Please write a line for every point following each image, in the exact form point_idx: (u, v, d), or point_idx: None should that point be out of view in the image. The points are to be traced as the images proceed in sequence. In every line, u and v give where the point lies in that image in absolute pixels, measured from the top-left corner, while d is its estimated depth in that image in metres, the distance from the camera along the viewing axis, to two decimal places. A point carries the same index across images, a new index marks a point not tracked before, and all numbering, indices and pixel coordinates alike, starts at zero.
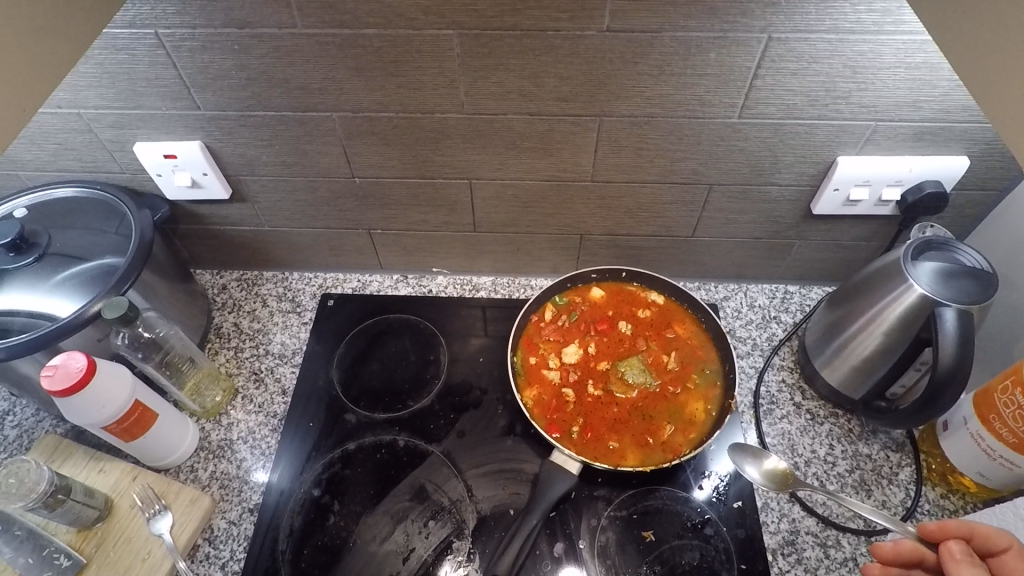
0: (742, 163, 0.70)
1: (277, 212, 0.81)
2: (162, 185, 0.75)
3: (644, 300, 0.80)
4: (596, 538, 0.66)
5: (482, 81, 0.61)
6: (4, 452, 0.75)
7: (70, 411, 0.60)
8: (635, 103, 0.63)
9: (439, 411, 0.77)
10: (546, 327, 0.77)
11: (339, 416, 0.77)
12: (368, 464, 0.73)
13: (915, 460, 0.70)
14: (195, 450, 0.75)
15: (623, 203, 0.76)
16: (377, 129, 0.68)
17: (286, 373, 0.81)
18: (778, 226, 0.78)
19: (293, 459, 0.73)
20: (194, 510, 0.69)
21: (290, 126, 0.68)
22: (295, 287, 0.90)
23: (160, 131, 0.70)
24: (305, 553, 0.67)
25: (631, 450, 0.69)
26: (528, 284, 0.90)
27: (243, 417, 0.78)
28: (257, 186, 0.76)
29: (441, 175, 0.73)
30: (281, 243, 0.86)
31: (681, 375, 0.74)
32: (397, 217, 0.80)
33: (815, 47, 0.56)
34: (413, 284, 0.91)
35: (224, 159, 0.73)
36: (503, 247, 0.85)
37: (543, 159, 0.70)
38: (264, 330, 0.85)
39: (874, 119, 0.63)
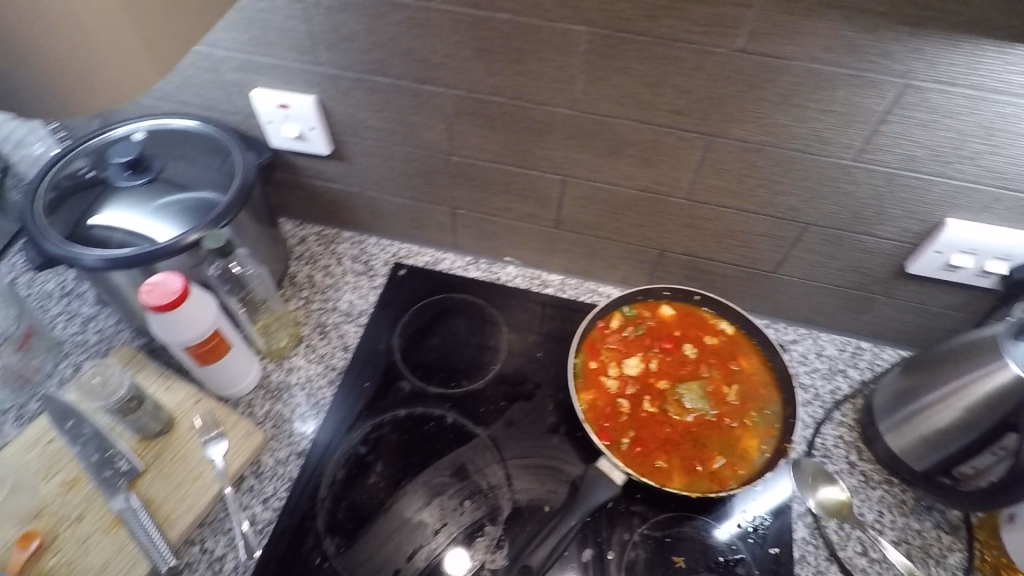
0: (843, 208, 0.68)
1: (369, 176, 0.83)
2: (268, 132, 0.78)
3: (712, 327, 0.78)
4: (625, 552, 0.66)
5: (600, 82, 0.62)
6: (84, 353, 0.80)
7: (159, 328, 0.63)
8: (749, 128, 0.62)
9: (491, 396, 0.78)
10: (610, 336, 0.77)
11: (394, 382, 0.78)
12: (416, 434, 0.74)
13: (968, 547, 0.67)
14: (256, 386, 0.78)
15: (712, 227, 0.75)
16: (485, 112, 0.69)
17: (349, 331, 0.83)
18: (867, 278, 0.76)
19: (345, 414, 0.76)
20: (247, 444, 0.72)
21: (403, 96, 0.70)
22: (370, 251, 0.91)
23: (280, 80, 0.72)
24: (343, 505, 0.69)
25: (677, 473, 0.68)
26: (596, 290, 0.89)
27: (303, 364, 0.80)
28: (358, 148, 0.78)
29: (537, 166, 0.74)
30: (365, 206, 0.88)
31: (739, 409, 0.72)
32: (483, 201, 0.81)
33: (951, 101, 0.54)
34: (483, 269, 0.91)
35: (334, 117, 0.75)
36: (579, 249, 0.85)
37: (642, 169, 0.70)
38: (334, 286, 0.88)
39: (996, 185, 0.60)
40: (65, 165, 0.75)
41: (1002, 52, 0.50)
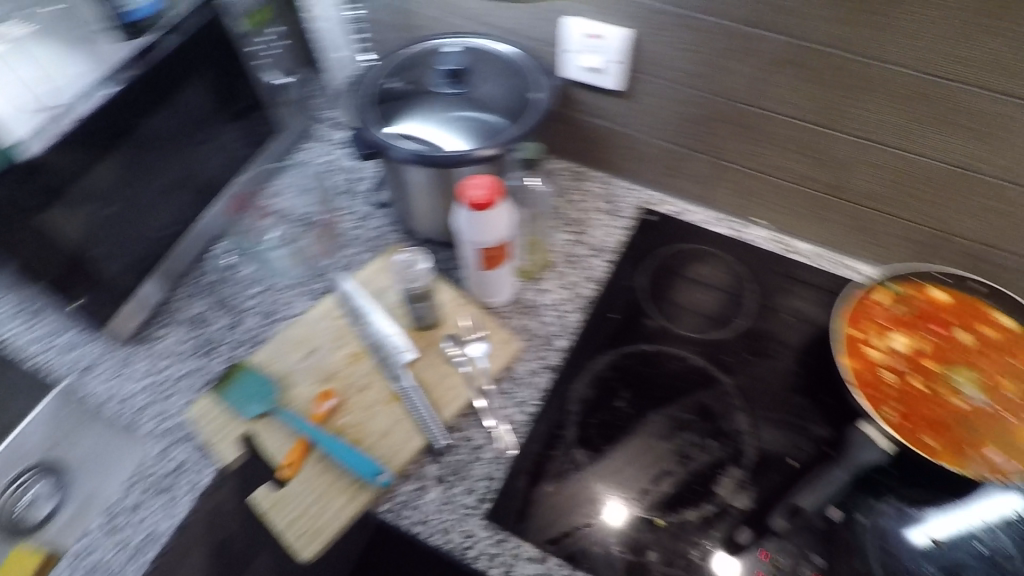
0: None
1: (643, 118, 0.83)
2: (566, 62, 0.81)
3: (990, 319, 0.73)
4: (875, 519, 0.65)
5: (960, 44, 0.59)
6: (361, 246, 0.89)
7: (468, 225, 0.69)
8: None
9: (734, 346, 0.79)
10: (877, 310, 0.74)
11: (638, 318, 0.81)
12: (659, 368, 0.77)
13: None
14: (511, 301, 0.83)
15: (1018, 215, 0.70)
16: (806, 63, 0.67)
17: (596, 265, 0.86)
18: None
19: (590, 339, 0.80)
20: (504, 350, 0.78)
21: (722, 38, 0.69)
22: (619, 194, 0.93)
23: (599, 11, 0.75)
24: (592, 422, 0.73)
25: (947, 454, 0.65)
26: (849, 266, 0.85)
27: (555, 288, 0.84)
28: (648, 87, 0.79)
29: (838, 127, 0.71)
30: (628, 148, 0.89)
31: (1020, 407, 0.67)
32: (759, 156, 0.80)
33: None
34: (730, 226, 0.89)
35: (635, 54, 0.76)
36: (847, 220, 0.81)
37: (964, 143, 0.66)
38: (584, 221, 0.90)
39: None
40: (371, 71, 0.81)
41: None
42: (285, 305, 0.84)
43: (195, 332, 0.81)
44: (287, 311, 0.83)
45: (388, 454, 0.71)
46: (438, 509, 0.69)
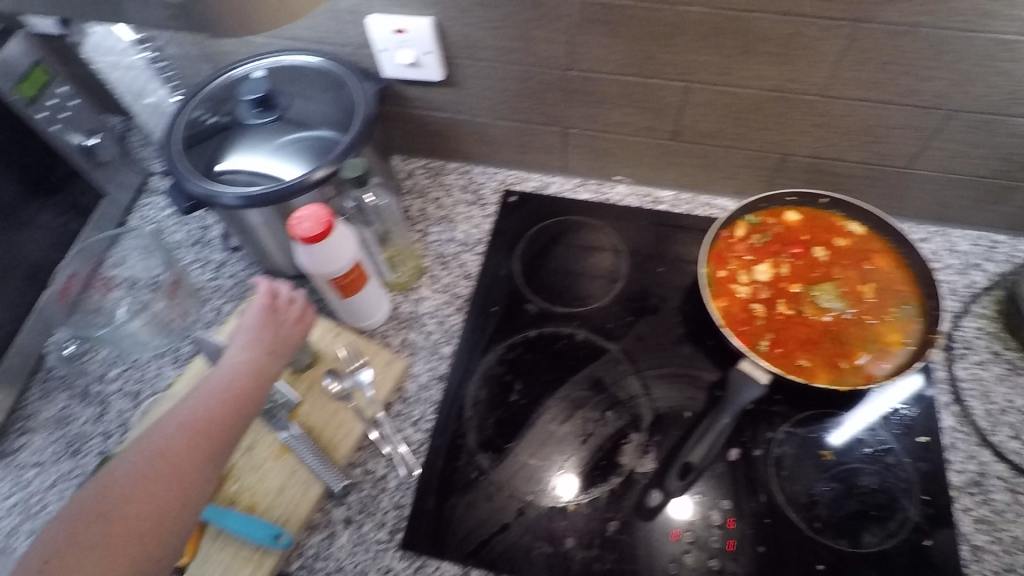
0: (998, 90, 0.64)
1: (479, 101, 0.81)
2: (382, 61, 0.76)
3: (842, 229, 0.76)
4: (772, 449, 0.69)
5: None
6: (224, 296, 0.84)
7: (308, 260, 0.66)
8: (902, 9, 0.59)
9: (617, 312, 0.79)
10: (737, 244, 0.76)
11: (520, 305, 0.80)
12: (548, 352, 0.76)
13: None
14: (387, 318, 0.81)
15: (843, 124, 0.72)
16: (609, 19, 0.66)
17: (469, 260, 0.84)
18: (1011, 165, 0.71)
19: (475, 341, 0.78)
20: (390, 371, 0.75)
21: (524, 9, 0.67)
22: (478, 180, 0.90)
23: (396, 4, 0.70)
24: (491, 422, 0.72)
25: (821, 371, 0.68)
26: (710, 204, 0.87)
27: (430, 294, 0.82)
28: (471, 69, 0.76)
29: (660, 74, 0.71)
30: (474, 134, 0.86)
31: (878, 307, 0.71)
32: (597, 117, 0.79)
33: None
34: (592, 189, 0.89)
35: (448, 40, 0.73)
36: (695, 160, 0.82)
37: (774, 67, 0.67)
38: (449, 217, 0.87)
39: None
40: (184, 113, 0.76)
41: None
42: (151, 379, 0.78)
43: (57, 433, 0.75)
44: (155, 385, 0.78)
45: (286, 514, 0.67)
46: (351, 552, 0.67)
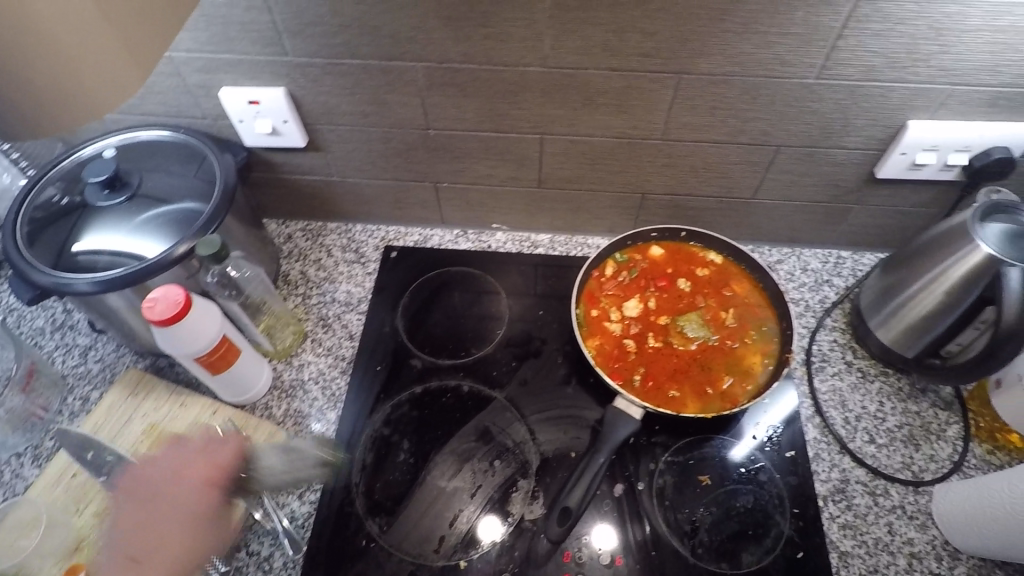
0: (812, 126, 0.70)
1: (347, 163, 0.81)
2: (241, 132, 0.76)
3: (702, 260, 0.81)
4: (654, 480, 0.71)
5: (568, 35, 0.63)
6: (89, 384, 0.79)
7: (168, 342, 0.64)
8: (715, 61, 0.64)
9: (501, 359, 0.80)
10: (607, 282, 0.80)
11: (405, 362, 0.80)
12: (435, 407, 0.76)
13: (963, 418, 0.73)
14: (270, 388, 0.78)
15: (689, 163, 0.77)
16: (457, 81, 0.69)
17: (352, 320, 0.83)
18: (840, 190, 0.78)
19: (361, 403, 0.77)
20: (272, 444, 0.72)
21: (374, 76, 0.69)
22: (358, 239, 0.90)
23: (246, 76, 0.70)
24: (379, 487, 0.71)
25: (690, 399, 0.72)
26: (585, 243, 0.90)
27: (313, 359, 0.80)
28: (333, 135, 0.77)
29: (515, 129, 0.74)
30: (349, 194, 0.86)
31: (739, 331, 0.76)
32: (465, 171, 0.81)
33: (902, 8, 0.58)
34: (472, 239, 0.91)
35: (306, 108, 0.73)
36: (564, 205, 0.86)
37: (616, 117, 0.71)
38: (330, 278, 0.87)
39: (950, 82, 0.63)
40: (36, 194, 0.72)
41: None
42: (8, 482, 0.72)
43: None
44: (11, 489, 0.72)
45: None
46: None
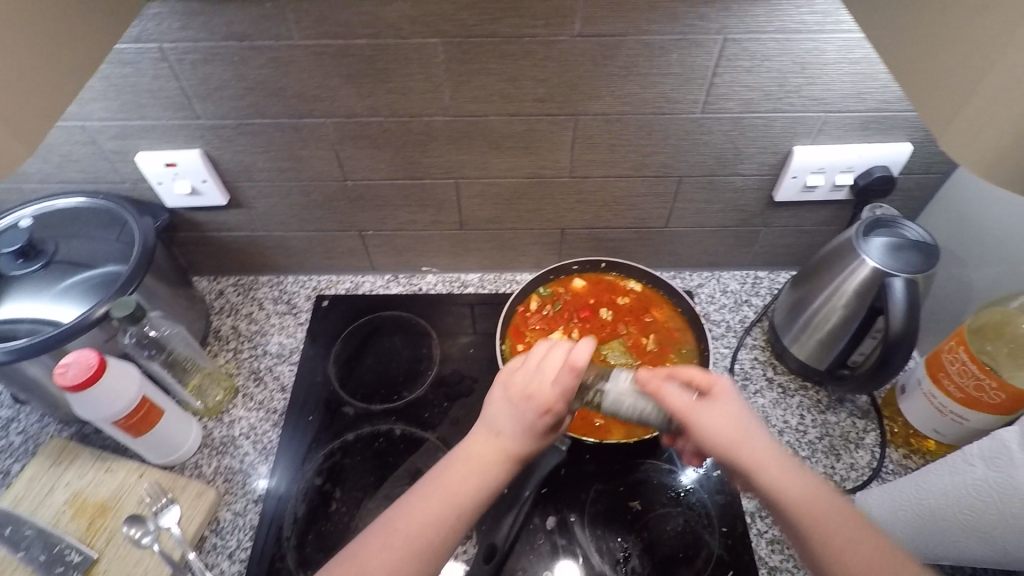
0: (707, 156, 0.75)
1: (272, 217, 0.83)
2: (161, 194, 0.77)
3: (623, 288, 0.84)
4: (586, 510, 0.71)
5: (465, 85, 0.66)
6: (10, 457, 0.77)
7: (82, 408, 0.63)
8: (606, 102, 0.68)
9: (433, 400, 0.80)
10: (531, 317, 0.82)
11: (337, 410, 0.80)
12: (368, 453, 0.76)
13: (879, 424, 0.75)
14: (199, 447, 0.77)
15: (600, 197, 0.81)
16: (367, 134, 0.72)
17: (284, 371, 0.84)
18: (745, 214, 0.82)
19: (293, 454, 0.76)
20: (200, 503, 0.71)
21: (286, 133, 0.72)
22: (290, 290, 0.92)
23: (162, 140, 0.72)
24: (311, 539, 0.69)
25: (616, 426, 0.73)
26: (514, 280, 0.93)
27: (244, 414, 0.80)
28: (254, 191, 0.79)
29: (429, 175, 0.77)
30: (277, 247, 0.88)
31: (660, 355, 0.78)
32: (387, 218, 0.84)
33: (765, 46, 0.62)
34: (403, 283, 0.93)
35: (223, 167, 0.75)
36: (488, 244, 0.88)
37: (523, 158, 0.75)
38: (261, 331, 0.87)
39: (823, 110, 0.68)
40: None
41: None
42: None
43: None
44: None
45: None
46: None
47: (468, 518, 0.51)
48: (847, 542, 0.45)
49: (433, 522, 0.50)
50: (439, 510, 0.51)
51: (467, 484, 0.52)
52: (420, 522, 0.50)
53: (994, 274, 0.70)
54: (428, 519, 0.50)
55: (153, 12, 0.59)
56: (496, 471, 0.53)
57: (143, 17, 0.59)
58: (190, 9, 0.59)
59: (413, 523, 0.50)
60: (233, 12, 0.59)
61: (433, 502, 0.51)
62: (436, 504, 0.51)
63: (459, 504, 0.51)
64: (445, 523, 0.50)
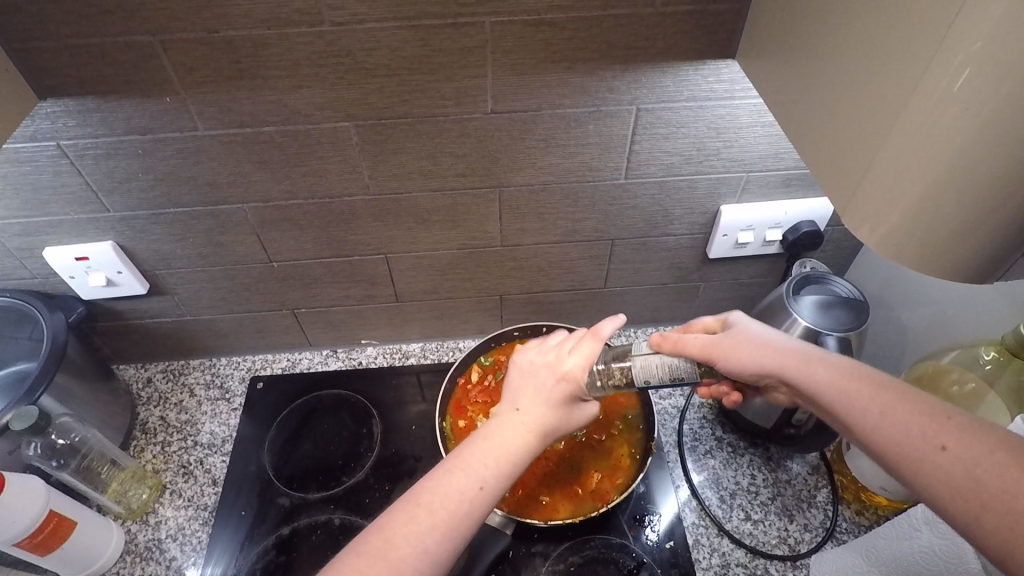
0: (637, 220, 0.74)
1: (199, 302, 0.80)
2: (75, 287, 0.74)
3: None
4: None
5: (384, 165, 0.65)
6: None
7: None
8: (528, 173, 0.68)
9: (374, 483, 0.76)
10: (472, 389, 0.79)
11: (272, 501, 0.75)
12: (305, 548, 0.70)
13: (830, 481, 0.74)
14: (121, 554, 0.72)
15: (535, 263, 0.80)
16: (288, 216, 0.70)
17: (216, 463, 0.80)
18: (682, 272, 0.82)
19: (224, 554, 0.70)
20: None
21: (203, 220, 0.69)
22: (222, 373, 0.89)
23: (71, 234, 0.69)
24: None
25: (561, 502, 0.70)
26: (457, 347, 0.92)
27: (171, 514, 0.75)
28: (175, 279, 0.76)
29: (357, 252, 0.75)
30: (206, 330, 0.85)
31: (606, 422, 0.76)
32: (319, 295, 0.82)
33: (679, 114, 0.62)
34: (342, 358, 0.91)
35: (140, 257, 0.73)
36: (427, 314, 0.87)
37: (452, 231, 0.74)
38: (192, 420, 0.84)
39: (745, 170, 0.69)
40: None
41: (698, 69, 0.58)
42: None
43: None
44: None
45: None
46: None
47: (494, 494, 0.47)
48: (901, 407, 0.41)
49: (459, 499, 0.46)
50: (469, 485, 0.46)
51: (498, 458, 0.48)
52: (454, 497, 0.46)
53: (929, 321, 0.71)
54: (455, 496, 0.46)
55: (46, 111, 0.56)
56: (528, 445, 0.50)
57: (35, 116, 0.57)
58: (85, 106, 0.57)
59: (440, 504, 0.45)
60: (132, 106, 0.57)
61: (456, 479, 0.47)
62: (465, 483, 0.46)
63: (491, 481, 0.47)
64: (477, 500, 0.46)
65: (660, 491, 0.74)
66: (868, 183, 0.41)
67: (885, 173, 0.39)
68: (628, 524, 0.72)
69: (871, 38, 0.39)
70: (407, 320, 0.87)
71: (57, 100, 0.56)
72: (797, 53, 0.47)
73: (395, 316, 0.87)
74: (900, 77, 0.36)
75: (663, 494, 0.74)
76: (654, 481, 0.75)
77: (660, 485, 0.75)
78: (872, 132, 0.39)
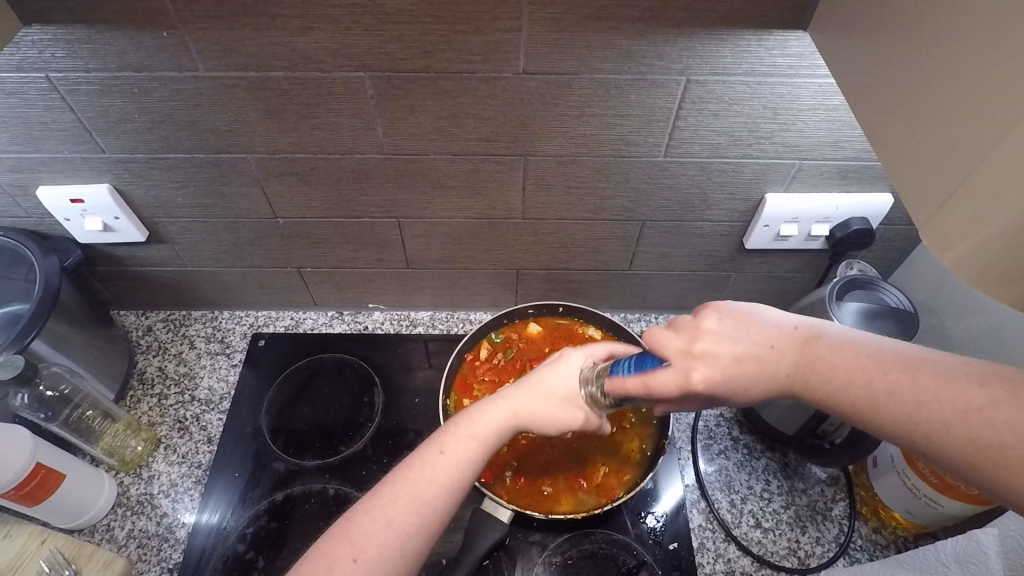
0: (672, 202, 0.68)
1: (200, 253, 0.77)
2: (71, 229, 0.71)
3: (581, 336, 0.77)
4: None
5: (400, 122, 0.59)
6: None
7: None
8: (558, 143, 0.61)
9: (372, 455, 0.73)
10: (480, 367, 0.75)
11: (266, 465, 0.72)
12: (297, 516, 0.68)
13: (849, 494, 0.71)
14: (112, 507, 0.70)
15: (557, 239, 0.74)
16: (295, 171, 0.65)
17: (212, 420, 0.77)
18: (713, 260, 0.76)
19: (214, 515, 0.69)
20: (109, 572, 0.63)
21: (204, 169, 0.64)
22: (224, 327, 0.86)
23: (65, 174, 0.65)
24: None
25: (564, 495, 0.67)
26: (467, 319, 0.88)
27: (165, 469, 0.73)
28: (175, 228, 0.72)
29: (367, 214, 0.71)
30: (209, 281, 0.82)
31: (618, 414, 0.72)
32: (326, 255, 0.77)
33: (733, 89, 0.55)
34: (348, 321, 0.87)
35: (138, 202, 0.69)
36: (438, 282, 0.82)
37: (470, 199, 0.68)
38: (190, 373, 0.81)
39: (798, 157, 0.62)
40: None
41: (762, 38, 0.51)
42: None
43: None
44: None
45: None
46: None
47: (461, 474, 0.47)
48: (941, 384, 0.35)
49: (425, 474, 0.46)
50: (435, 459, 0.47)
51: (467, 436, 0.48)
52: (417, 473, 0.46)
53: (981, 337, 0.65)
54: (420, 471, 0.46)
55: (32, 39, 0.51)
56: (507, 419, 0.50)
57: (19, 44, 0.51)
58: (75, 36, 0.51)
59: (403, 479, 0.45)
60: (125, 40, 0.52)
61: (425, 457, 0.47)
62: (432, 459, 0.47)
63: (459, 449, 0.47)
64: (447, 475, 0.46)
65: (667, 488, 0.71)
66: (960, 201, 0.34)
67: (982, 192, 0.32)
68: (631, 519, 0.68)
69: (988, 29, 0.31)
70: (417, 287, 0.83)
71: (44, 27, 0.50)
72: (886, 28, 0.39)
73: (404, 281, 0.82)
74: (1020, 86, 0.29)
75: (671, 492, 0.71)
76: (662, 477, 0.71)
77: (667, 481, 0.71)
78: (975, 140, 0.32)
